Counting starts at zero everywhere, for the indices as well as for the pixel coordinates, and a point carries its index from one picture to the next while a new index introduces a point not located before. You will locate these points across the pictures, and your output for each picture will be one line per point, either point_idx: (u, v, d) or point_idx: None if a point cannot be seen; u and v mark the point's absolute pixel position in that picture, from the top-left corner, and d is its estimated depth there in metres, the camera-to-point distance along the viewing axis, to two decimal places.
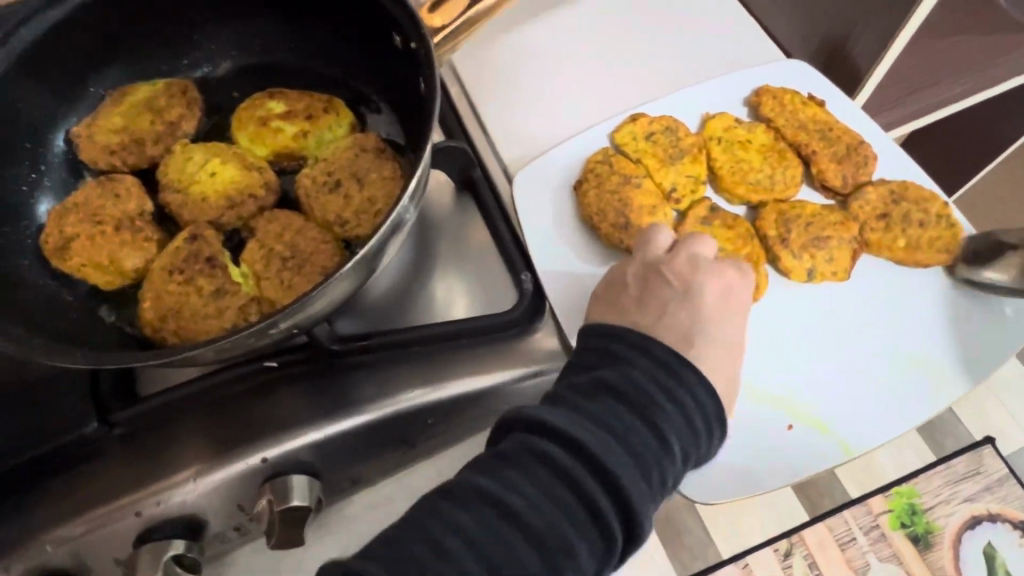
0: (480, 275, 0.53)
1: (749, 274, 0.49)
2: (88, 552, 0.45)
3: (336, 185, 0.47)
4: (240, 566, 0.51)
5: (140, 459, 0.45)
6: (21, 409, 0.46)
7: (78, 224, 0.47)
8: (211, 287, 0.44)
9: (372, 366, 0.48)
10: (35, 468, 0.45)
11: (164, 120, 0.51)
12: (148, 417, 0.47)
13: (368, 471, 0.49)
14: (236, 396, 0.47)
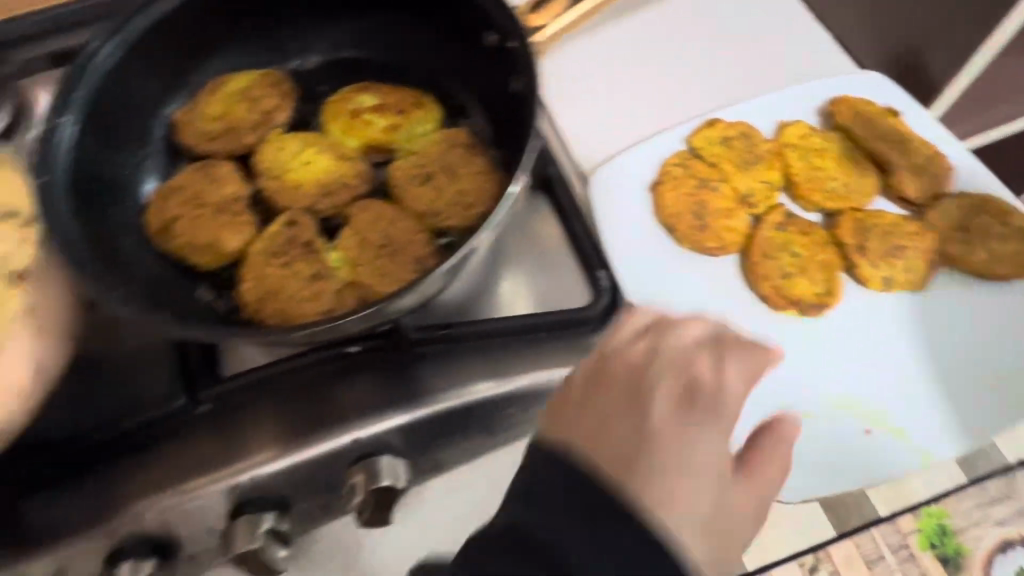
0: (555, 271, 0.54)
1: (727, 373, 0.41)
2: (178, 524, 0.45)
3: (428, 178, 0.49)
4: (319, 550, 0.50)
5: (230, 435, 0.46)
6: (127, 378, 0.49)
7: (180, 206, 0.49)
8: (309, 271, 0.46)
9: (449, 355, 0.49)
10: (130, 437, 0.46)
11: (260, 110, 0.53)
12: (233, 396, 0.47)
13: (452, 456, 0.50)
14: (320, 379, 0.48)
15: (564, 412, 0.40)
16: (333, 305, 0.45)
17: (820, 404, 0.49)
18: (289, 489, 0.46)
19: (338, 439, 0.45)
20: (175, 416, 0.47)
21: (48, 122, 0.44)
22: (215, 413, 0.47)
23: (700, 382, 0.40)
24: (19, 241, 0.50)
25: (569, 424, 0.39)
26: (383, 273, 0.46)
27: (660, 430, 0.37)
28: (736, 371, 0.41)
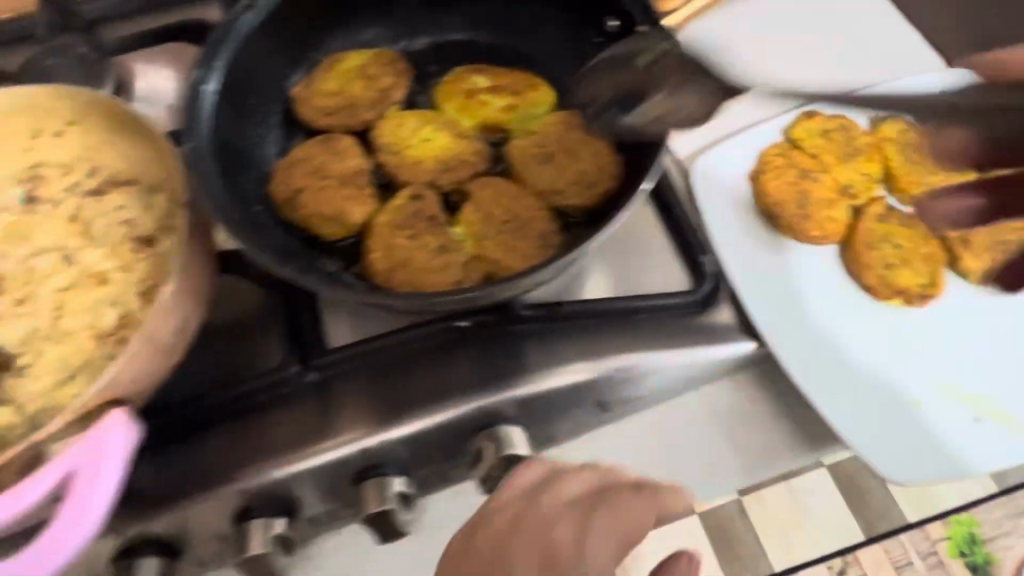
0: (656, 252, 0.55)
1: (585, 528, 0.43)
2: (304, 486, 0.46)
3: (549, 157, 0.50)
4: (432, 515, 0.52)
5: (349, 402, 0.47)
6: (249, 345, 0.50)
7: (305, 178, 0.50)
8: (437, 243, 0.47)
9: (552, 333, 0.49)
10: (247, 401, 0.46)
11: (376, 87, 0.54)
12: (344, 365, 0.47)
13: (565, 430, 0.51)
14: (430, 350, 0.49)
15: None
16: (462, 278, 0.46)
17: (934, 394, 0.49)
18: (412, 453, 0.47)
19: (464, 407, 0.47)
20: (282, 381, 0.47)
21: (194, 88, 0.46)
22: (323, 383, 0.48)
23: (559, 548, 0.42)
24: (143, 207, 0.52)
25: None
26: (508, 247, 0.47)
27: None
28: (599, 525, 0.43)
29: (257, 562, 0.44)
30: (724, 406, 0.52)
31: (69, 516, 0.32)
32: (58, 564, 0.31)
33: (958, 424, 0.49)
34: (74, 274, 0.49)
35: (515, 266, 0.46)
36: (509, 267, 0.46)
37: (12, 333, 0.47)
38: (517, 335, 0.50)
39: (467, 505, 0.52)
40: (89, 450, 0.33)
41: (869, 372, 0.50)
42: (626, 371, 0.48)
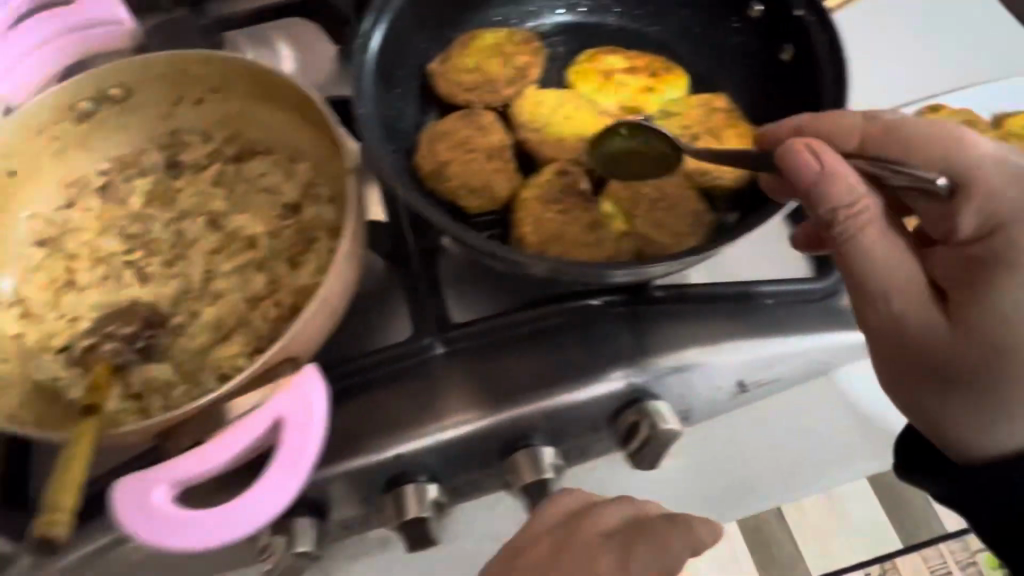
0: (772, 244, 0.56)
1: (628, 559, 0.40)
2: (454, 456, 0.46)
3: (693, 138, 0.50)
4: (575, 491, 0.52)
5: (488, 376, 0.46)
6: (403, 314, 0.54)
7: (451, 150, 0.50)
8: (589, 218, 0.47)
9: (683, 311, 0.49)
10: (392, 369, 0.46)
11: (514, 65, 0.55)
12: (476, 341, 0.47)
13: (701, 410, 0.51)
14: (562, 327, 0.48)
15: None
16: (617, 251, 0.46)
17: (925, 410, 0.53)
18: (556, 429, 0.47)
19: (614, 382, 0.46)
20: (421, 355, 0.47)
21: (357, 54, 0.47)
22: (452, 356, 0.47)
23: None
24: (285, 175, 0.52)
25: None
26: (660, 224, 0.47)
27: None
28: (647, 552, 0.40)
29: (415, 528, 0.44)
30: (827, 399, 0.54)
31: (281, 467, 0.33)
32: (276, 511, 0.32)
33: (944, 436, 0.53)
34: (221, 238, 0.50)
35: (673, 244, 0.47)
36: (664, 243, 0.46)
37: (166, 293, 0.48)
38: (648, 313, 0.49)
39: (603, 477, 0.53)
40: (294, 404, 0.34)
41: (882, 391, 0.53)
42: (761, 354, 0.49)
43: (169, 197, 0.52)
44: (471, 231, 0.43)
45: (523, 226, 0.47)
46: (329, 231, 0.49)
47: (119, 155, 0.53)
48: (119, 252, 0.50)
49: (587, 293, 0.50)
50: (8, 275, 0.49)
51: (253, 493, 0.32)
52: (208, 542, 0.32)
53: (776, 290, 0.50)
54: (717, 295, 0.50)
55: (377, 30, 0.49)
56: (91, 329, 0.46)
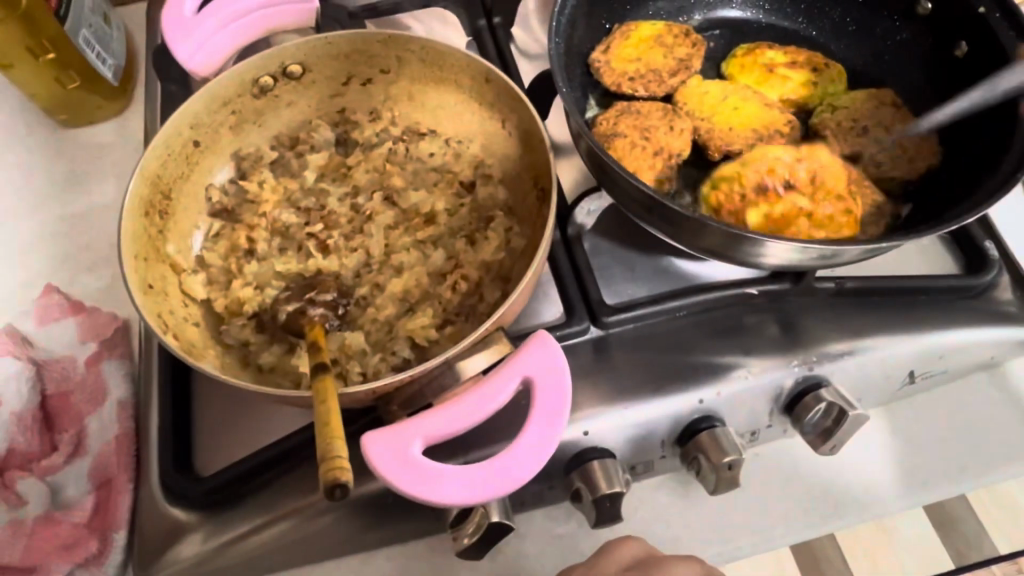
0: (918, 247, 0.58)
1: None
2: (632, 434, 0.47)
3: (864, 131, 0.51)
4: (751, 491, 0.51)
5: (649, 361, 0.48)
6: (570, 292, 0.51)
7: (629, 134, 0.51)
8: (756, 184, 0.47)
9: (843, 301, 0.51)
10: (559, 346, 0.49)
11: (676, 57, 0.56)
12: (636, 328, 0.50)
13: (870, 397, 0.52)
14: (719, 317, 0.50)
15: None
16: (833, 213, 0.47)
17: (964, 461, 0.51)
18: (723, 415, 0.48)
19: (794, 368, 0.48)
20: (577, 336, 0.50)
21: (553, 42, 0.48)
22: (605, 339, 0.50)
23: None
24: (454, 155, 0.53)
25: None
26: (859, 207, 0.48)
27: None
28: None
29: (599, 508, 0.45)
30: (944, 410, 0.53)
31: (541, 418, 0.34)
32: (539, 466, 0.33)
33: (872, 448, 0.52)
34: (399, 213, 0.51)
35: (854, 225, 0.47)
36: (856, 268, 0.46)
37: (349, 264, 0.48)
38: (802, 304, 0.51)
39: (783, 483, 0.51)
40: (541, 360, 0.35)
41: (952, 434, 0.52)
42: (918, 347, 0.50)
43: (341, 173, 0.53)
44: (661, 200, 0.44)
45: (731, 196, 0.47)
46: (504, 211, 0.50)
47: (290, 132, 0.55)
48: (296, 224, 0.50)
49: (744, 282, 0.51)
50: (192, 242, 0.50)
51: (513, 449, 0.33)
52: (471, 496, 0.33)
53: (929, 286, 0.52)
54: (873, 289, 0.51)
55: (562, 18, 0.51)
56: (279, 297, 0.47)
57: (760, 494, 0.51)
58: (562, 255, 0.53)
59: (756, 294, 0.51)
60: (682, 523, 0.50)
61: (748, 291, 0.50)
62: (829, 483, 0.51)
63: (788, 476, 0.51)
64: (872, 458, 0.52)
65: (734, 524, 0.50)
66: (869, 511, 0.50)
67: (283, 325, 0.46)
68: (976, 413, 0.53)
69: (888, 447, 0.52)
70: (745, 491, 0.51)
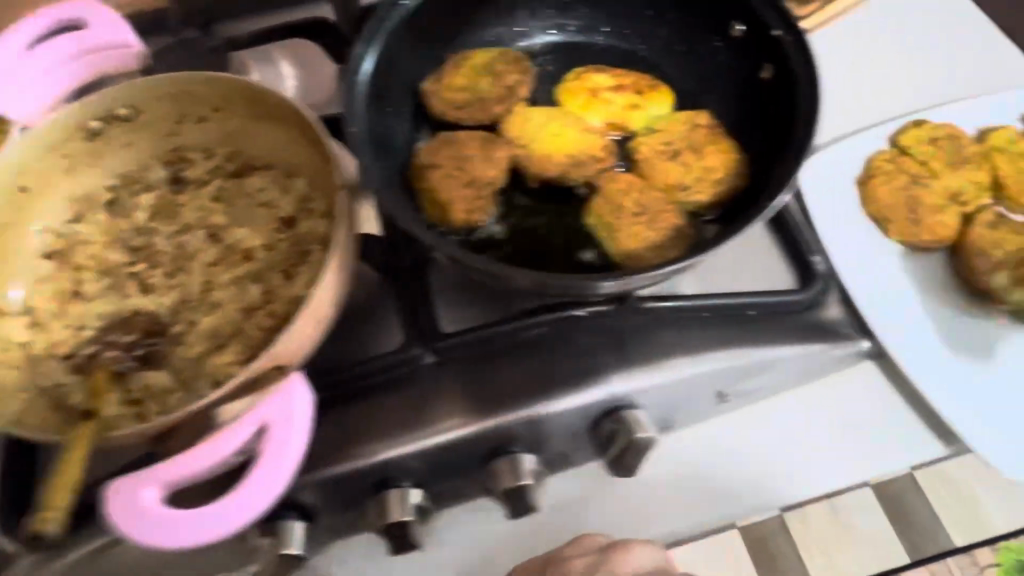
0: (762, 259, 0.56)
1: None
2: (440, 463, 0.47)
3: (676, 154, 0.51)
4: (565, 508, 0.51)
5: (462, 390, 0.48)
6: (404, 315, 0.52)
7: (444, 165, 0.52)
8: None
9: (664, 321, 0.50)
10: (373, 381, 0.48)
11: (504, 84, 0.57)
12: (461, 350, 0.49)
13: (684, 415, 0.52)
14: (538, 340, 0.49)
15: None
16: None
17: (790, 475, 0.51)
18: (533, 438, 0.48)
19: (594, 393, 0.47)
20: (411, 364, 0.48)
21: (351, 76, 0.48)
22: (440, 366, 0.49)
23: None
24: (282, 191, 0.54)
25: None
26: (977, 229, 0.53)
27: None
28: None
29: (394, 534, 0.45)
30: (778, 424, 0.53)
31: (269, 463, 0.35)
32: (259, 510, 0.35)
33: (705, 464, 0.52)
34: (221, 249, 0.52)
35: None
36: None
37: (166, 303, 0.50)
38: (627, 325, 0.50)
39: (599, 501, 0.51)
40: (282, 410, 0.36)
41: (785, 447, 0.52)
42: (733, 364, 0.49)
43: (171, 212, 0.54)
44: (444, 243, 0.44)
45: None
46: (321, 245, 0.51)
47: (127, 171, 0.56)
48: (123, 263, 0.52)
49: (573, 303, 0.50)
50: (16, 285, 0.51)
51: (240, 494, 0.35)
52: (190, 540, 0.34)
53: (757, 302, 0.51)
54: (699, 307, 0.51)
55: (369, 57, 0.50)
56: (95, 337, 0.49)
57: (574, 512, 0.51)
58: (392, 281, 0.53)
59: (582, 316, 0.49)
60: (497, 546, 0.50)
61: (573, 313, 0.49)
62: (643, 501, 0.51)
63: (605, 492, 0.51)
64: (692, 477, 0.52)
65: (541, 545, 0.50)
66: (684, 526, 0.50)
67: (93, 367, 0.47)
68: (813, 425, 0.53)
69: (719, 463, 0.52)
70: (559, 511, 0.51)
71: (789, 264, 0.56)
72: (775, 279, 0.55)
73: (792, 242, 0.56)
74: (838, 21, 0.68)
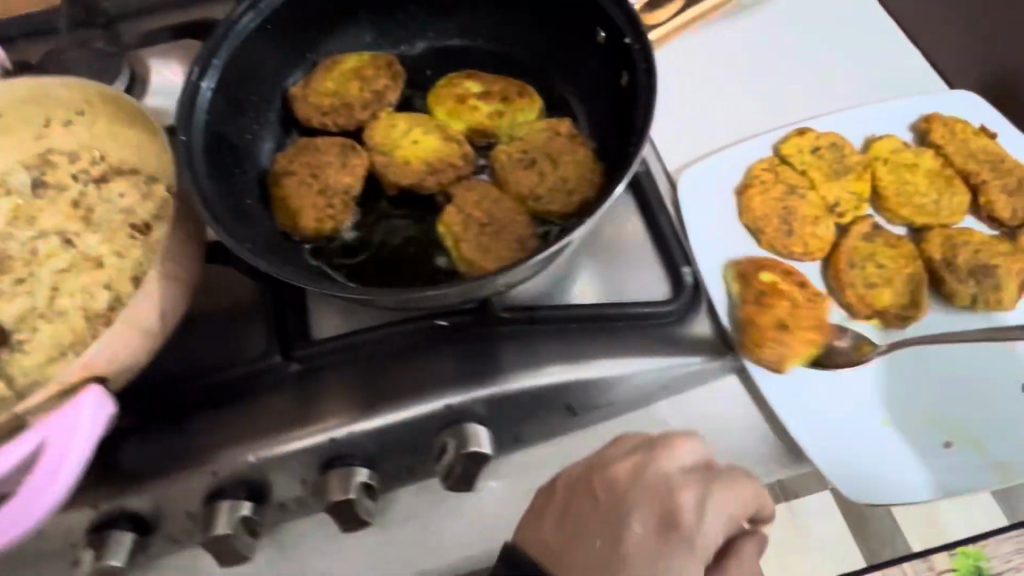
0: (635, 268, 0.55)
1: (714, 488, 0.44)
2: (277, 474, 0.47)
3: (532, 163, 0.50)
4: (409, 519, 0.50)
5: (314, 399, 0.48)
6: (268, 321, 0.52)
7: (299, 174, 0.51)
8: (973, 165, 0.57)
9: (528, 334, 0.50)
10: (219, 391, 0.48)
11: (372, 89, 0.56)
12: (325, 356, 0.49)
13: (532, 431, 0.50)
14: (396, 351, 0.49)
15: (535, 521, 0.45)
16: (948, 180, 0.57)
17: None
18: (375, 449, 0.47)
19: (430, 405, 0.47)
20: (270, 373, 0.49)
21: (191, 83, 0.47)
22: (306, 373, 0.49)
23: (679, 514, 0.44)
24: (142, 196, 0.54)
25: (536, 534, 0.45)
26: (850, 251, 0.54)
27: (634, 551, 0.43)
28: (717, 506, 0.44)
29: (220, 545, 0.44)
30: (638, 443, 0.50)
31: (41, 480, 0.36)
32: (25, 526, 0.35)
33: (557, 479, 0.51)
34: (75, 256, 0.52)
35: (915, 209, 0.56)
36: None
37: (12, 309, 0.49)
38: (487, 336, 0.50)
39: (444, 513, 0.50)
40: (60, 426, 0.36)
41: None
42: (584, 378, 0.48)
43: (30, 217, 0.54)
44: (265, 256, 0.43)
45: (945, 135, 0.58)
46: None
47: None
48: None
49: (435, 312, 0.50)
50: None
51: (9, 510, 0.35)
52: None
53: (618, 313, 0.50)
54: (561, 319, 0.50)
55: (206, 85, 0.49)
56: None
57: (418, 524, 0.50)
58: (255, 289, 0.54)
59: (445, 326, 0.50)
60: (335, 559, 0.49)
61: (435, 322, 0.49)
62: (489, 514, 0.50)
63: (453, 503, 0.50)
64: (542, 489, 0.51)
65: (380, 558, 0.49)
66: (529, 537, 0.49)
67: None
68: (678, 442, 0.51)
69: None
70: (403, 525, 0.50)
71: (661, 273, 0.55)
72: (646, 288, 0.54)
73: (665, 250, 0.55)
74: (735, 25, 0.67)
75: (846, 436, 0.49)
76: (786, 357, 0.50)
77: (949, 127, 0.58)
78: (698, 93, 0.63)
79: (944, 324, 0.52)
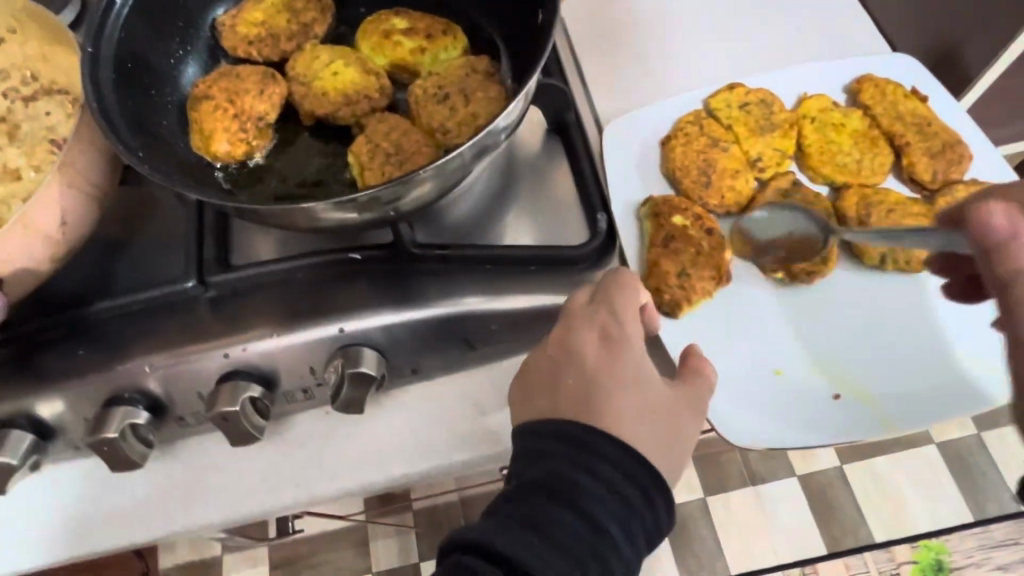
0: (555, 215, 0.54)
1: (620, 302, 0.46)
2: (175, 387, 0.48)
3: (446, 98, 0.51)
4: (305, 442, 0.51)
5: (223, 321, 0.49)
6: (180, 246, 0.52)
7: (215, 98, 0.52)
8: (901, 126, 0.56)
9: (440, 273, 0.50)
10: (125, 307, 0.49)
11: (299, 21, 0.56)
12: (236, 285, 0.50)
13: (431, 363, 0.51)
14: (303, 281, 0.50)
15: (521, 401, 0.45)
16: (873, 138, 0.57)
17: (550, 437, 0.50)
18: (270, 368, 0.48)
19: (326, 329, 0.48)
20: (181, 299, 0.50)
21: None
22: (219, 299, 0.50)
23: (609, 330, 0.45)
24: (66, 115, 0.55)
25: (524, 409, 0.44)
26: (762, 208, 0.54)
27: (594, 375, 0.44)
28: (629, 307, 0.46)
29: (111, 448, 0.46)
30: None
31: None
32: None
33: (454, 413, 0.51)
34: None
35: (837, 168, 0.56)
36: None
37: None
38: (399, 270, 0.50)
39: (338, 441, 0.51)
40: None
41: None
42: (484, 311, 0.48)
43: None
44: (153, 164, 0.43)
45: (874, 94, 0.58)
46: None
47: None
48: None
49: (349, 247, 0.51)
50: None
51: None
52: None
53: (531, 256, 0.50)
54: (477, 259, 0.50)
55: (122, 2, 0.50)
56: None
57: (312, 448, 0.51)
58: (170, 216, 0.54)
59: (358, 260, 0.50)
60: (230, 474, 0.50)
61: (347, 256, 0.50)
62: (382, 442, 0.51)
63: (350, 431, 0.51)
64: (438, 421, 0.51)
65: (270, 478, 0.50)
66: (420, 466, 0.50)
67: None
68: None
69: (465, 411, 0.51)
70: (295, 449, 0.51)
71: (582, 217, 0.54)
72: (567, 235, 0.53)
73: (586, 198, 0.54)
74: None
75: (743, 386, 0.48)
76: (683, 300, 0.50)
77: (882, 88, 0.58)
78: (635, 45, 0.63)
79: (853, 280, 0.52)
